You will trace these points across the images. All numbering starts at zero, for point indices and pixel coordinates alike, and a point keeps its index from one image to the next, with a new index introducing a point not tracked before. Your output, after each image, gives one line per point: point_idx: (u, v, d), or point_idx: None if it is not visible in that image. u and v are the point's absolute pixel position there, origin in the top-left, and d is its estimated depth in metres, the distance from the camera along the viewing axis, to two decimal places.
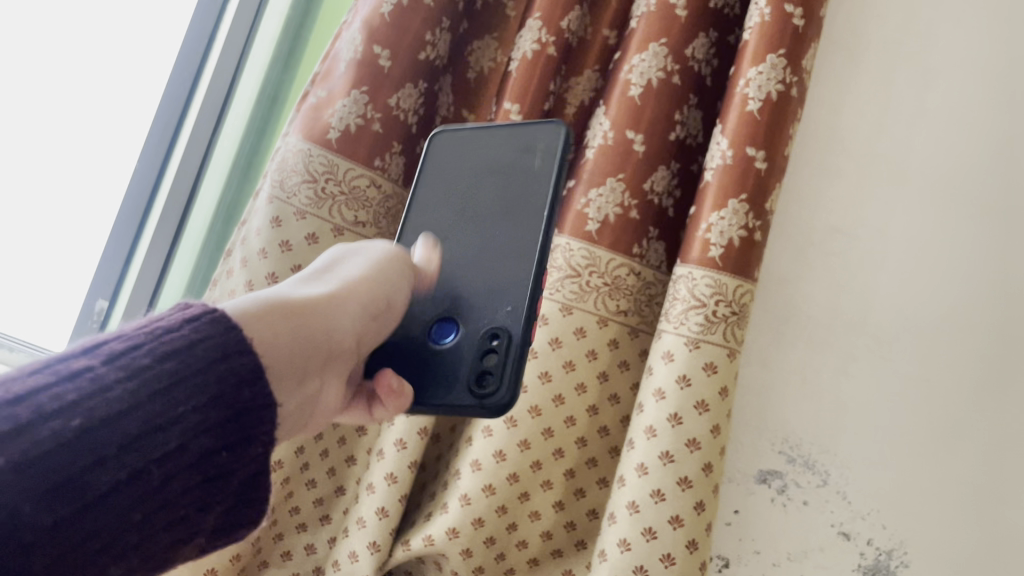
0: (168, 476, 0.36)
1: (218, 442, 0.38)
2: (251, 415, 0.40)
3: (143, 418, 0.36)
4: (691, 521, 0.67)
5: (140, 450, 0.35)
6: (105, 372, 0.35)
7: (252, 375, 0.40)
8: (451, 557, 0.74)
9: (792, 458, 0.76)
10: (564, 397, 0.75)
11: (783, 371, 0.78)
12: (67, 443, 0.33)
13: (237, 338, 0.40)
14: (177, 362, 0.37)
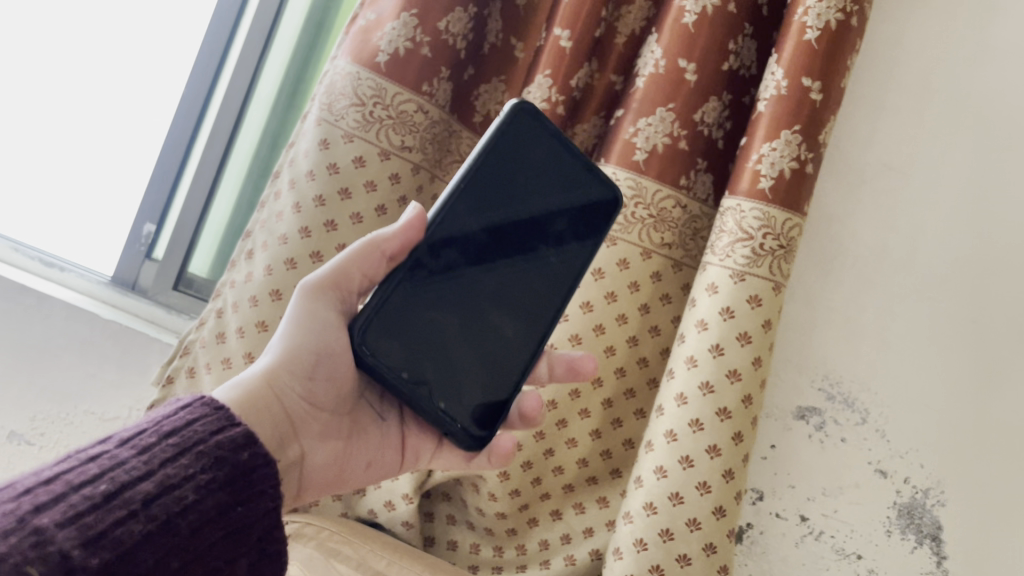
0: (194, 526, 0.39)
1: (232, 498, 0.41)
2: (254, 473, 0.43)
3: (159, 480, 0.39)
4: (729, 451, 0.68)
5: (161, 504, 0.38)
6: (119, 452, 0.39)
7: (246, 440, 0.43)
8: (488, 479, 0.76)
9: (832, 395, 0.77)
10: (605, 326, 0.75)
11: (827, 309, 0.78)
12: (100, 505, 0.36)
13: (228, 415, 0.44)
14: (179, 436, 0.41)
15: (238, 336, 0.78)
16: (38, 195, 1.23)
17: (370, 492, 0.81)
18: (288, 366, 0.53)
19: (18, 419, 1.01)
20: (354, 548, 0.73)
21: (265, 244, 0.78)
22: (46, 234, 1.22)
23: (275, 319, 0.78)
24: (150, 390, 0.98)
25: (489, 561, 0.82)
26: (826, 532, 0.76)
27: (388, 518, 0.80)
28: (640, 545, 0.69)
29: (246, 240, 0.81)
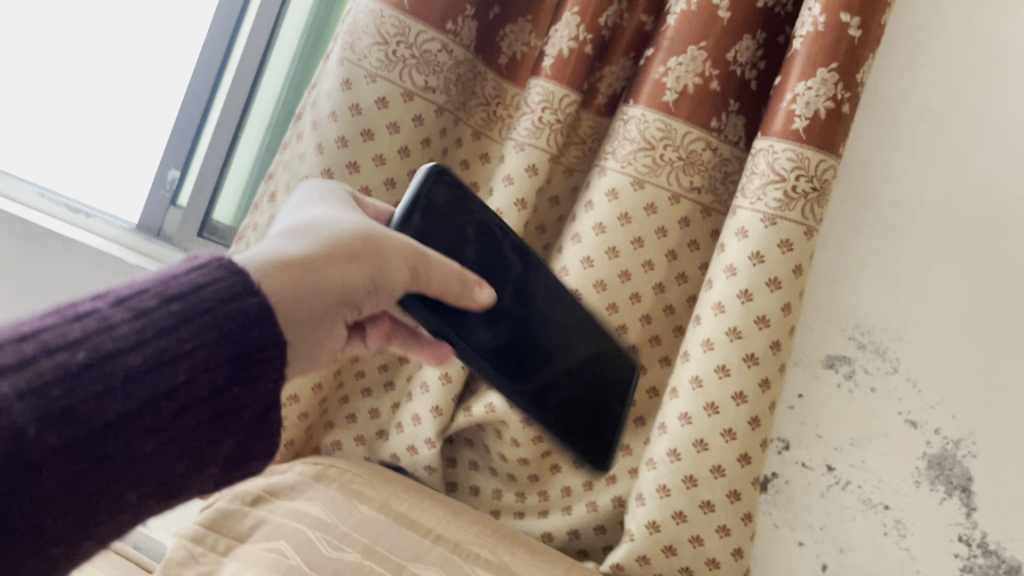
0: (181, 406, 0.36)
1: (230, 379, 0.38)
2: (258, 354, 0.39)
3: (151, 353, 0.34)
4: (755, 397, 0.67)
5: (148, 382, 0.34)
6: (112, 312, 0.34)
7: (257, 315, 0.38)
8: (511, 424, 0.75)
9: (862, 344, 0.75)
10: (631, 273, 0.74)
11: (859, 256, 0.76)
12: (73, 375, 0.32)
13: (242, 282, 0.39)
14: (184, 302, 0.36)
15: None
16: (63, 142, 1.23)
17: (393, 436, 0.81)
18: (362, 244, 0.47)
19: None
20: (376, 490, 0.73)
21: (287, 185, 0.78)
22: (73, 181, 1.23)
23: None
24: None
25: (511, 506, 0.82)
26: (853, 482, 0.75)
27: (410, 461, 0.80)
28: (663, 491, 0.68)
29: (269, 182, 0.80)
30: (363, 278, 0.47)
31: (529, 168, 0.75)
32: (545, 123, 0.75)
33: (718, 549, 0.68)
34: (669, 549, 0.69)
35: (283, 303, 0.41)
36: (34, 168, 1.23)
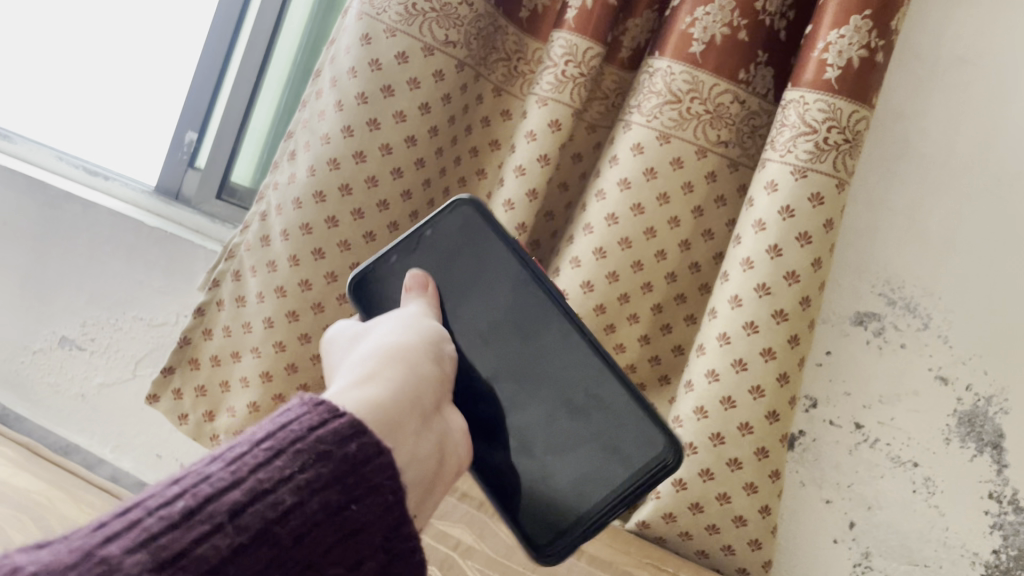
0: (297, 532, 0.34)
1: (343, 496, 0.35)
2: (365, 464, 0.37)
3: (249, 487, 0.34)
4: (784, 354, 0.66)
5: (254, 512, 0.33)
6: (210, 466, 0.34)
7: (351, 431, 0.37)
8: None
9: (892, 300, 0.74)
10: (657, 230, 0.73)
11: (888, 211, 0.74)
12: (178, 523, 0.32)
13: (328, 407, 0.38)
14: (271, 439, 0.36)
15: (282, 239, 0.77)
16: (81, 104, 1.23)
17: None
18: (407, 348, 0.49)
19: (70, 324, 1.03)
20: None
21: (307, 144, 0.77)
22: (89, 142, 1.22)
23: (319, 221, 0.76)
24: (195, 294, 0.98)
25: None
26: (881, 440, 0.74)
27: None
28: (690, 449, 0.68)
29: (288, 141, 0.79)
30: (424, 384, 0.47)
31: (552, 124, 0.74)
32: (568, 77, 0.73)
33: (746, 507, 0.68)
34: (696, 507, 0.68)
35: (385, 406, 0.42)
36: (51, 131, 1.23)
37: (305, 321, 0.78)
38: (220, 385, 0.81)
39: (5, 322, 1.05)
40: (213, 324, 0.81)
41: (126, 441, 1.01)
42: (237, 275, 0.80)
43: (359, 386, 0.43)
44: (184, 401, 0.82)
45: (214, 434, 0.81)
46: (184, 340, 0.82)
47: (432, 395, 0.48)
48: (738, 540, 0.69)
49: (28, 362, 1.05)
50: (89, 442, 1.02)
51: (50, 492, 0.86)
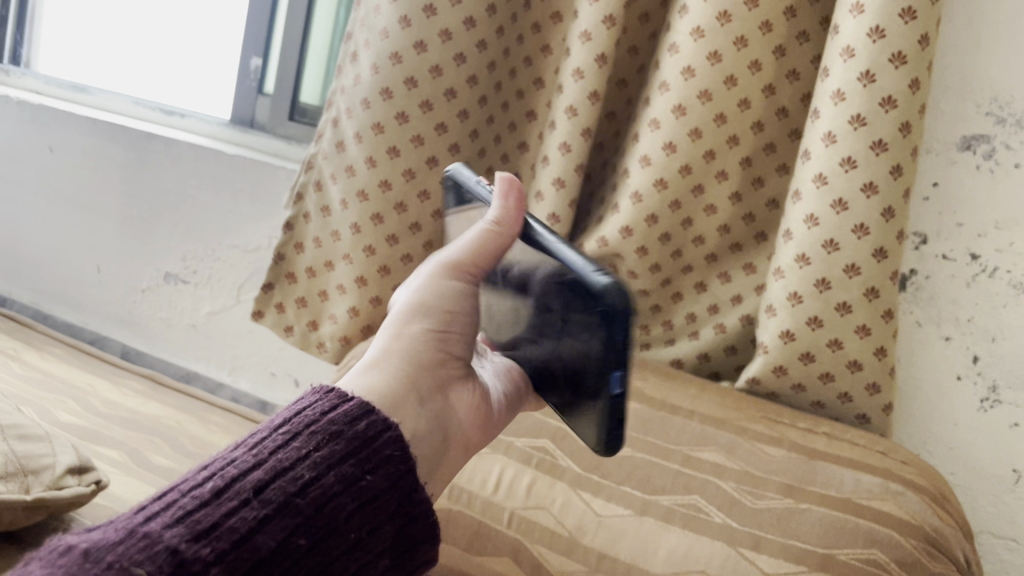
0: (318, 503, 0.33)
1: (358, 468, 0.35)
2: (377, 438, 0.36)
3: (270, 466, 0.34)
4: (888, 188, 0.62)
5: (276, 488, 0.33)
6: (229, 452, 0.35)
7: (361, 411, 0.37)
8: (626, 256, 0.74)
9: (1002, 119, 0.68)
10: (737, 77, 0.69)
11: (991, 22, 0.68)
12: (209, 500, 0.32)
13: (340, 393, 0.38)
14: (284, 426, 0.36)
15: (357, 143, 0.76)
16: (145, 48, 1.25)
17: None
18: (423, 313, 0.45)
19: (171, 261, 1.06)
20: None
21: (367, 42, 0.75)
22: (161, 85, 1.24)
23: (390, 119, 0.75)
24: (280, 212, 0.98)
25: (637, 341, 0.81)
26: (1001, 268, 0.70)
27: None
28: (795, 299, 0.66)
29: (347, 44, 0.78)
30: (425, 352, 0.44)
31: None
32: None
33: (860, 352, 0.66)
34: (807, 357, 0.67)
35: (382, 391, 0.41)
36: (123, 80, 1.26)
37: (390, 222, 0.78)
38: (319, 295, 0.83)
39: (112, 265, 1.10)
40: (303, 237, 0.82)
41: (240, 364, 1.04)
42: (319, 186, 0.80)
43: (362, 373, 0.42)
44: (287, 315, 0.84)
45: (320, 342, 0.84)
46: (278, 255, 0.83)
47: (435, 356, 0.45)
48: (854, 385, 0.67)
49: (138, 300, 1.10)
50: (207, 368, 1.07)
51: (178, 415, 0.91)
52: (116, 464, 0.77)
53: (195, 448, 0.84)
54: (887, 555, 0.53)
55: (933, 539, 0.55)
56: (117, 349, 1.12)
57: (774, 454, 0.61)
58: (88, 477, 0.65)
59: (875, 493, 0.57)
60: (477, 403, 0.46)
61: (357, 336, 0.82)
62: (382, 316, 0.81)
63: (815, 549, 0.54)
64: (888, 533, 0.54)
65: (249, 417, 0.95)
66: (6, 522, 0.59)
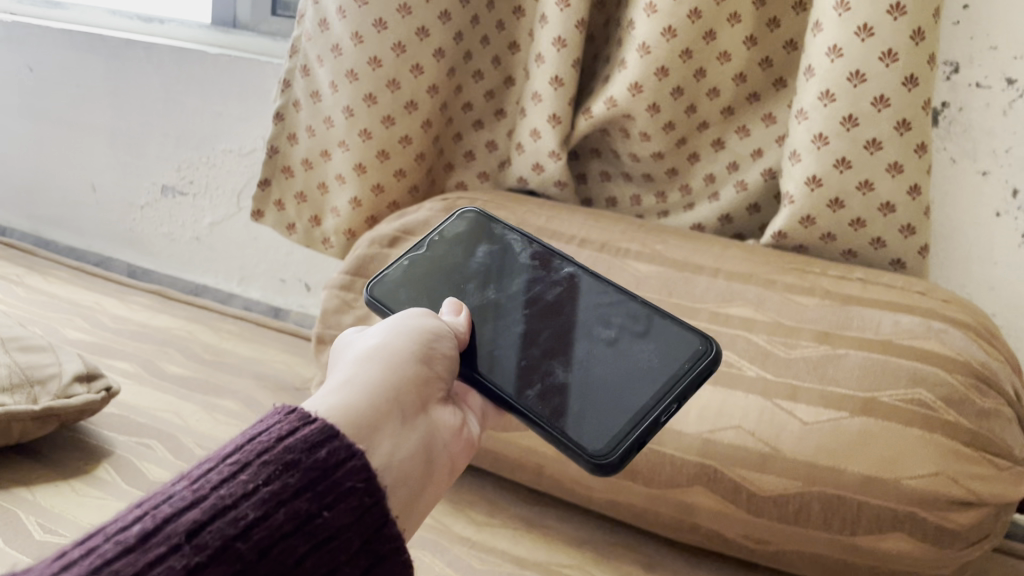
0: (261, 548, 0.29)
1: (314, 504, 0.31)
2: (337, 470, 0.32)
3: (209, 505, 0.29)
4: (916, 7, 0.57)
5: (213, 530, 0.28)
6: (172, 485, 0.30)
7: (324, 436, 0.33)
8: (637, 117, 0.70)
9: None
10: None
11: None
12: (133, 548, 0.27)
13: (302, 413, 0.34)
14: (234, 455, 0.31)
15: (340, 19, 0.71)
16: None
17: (516, 159, 0.77)
18: (397, 342, 0.41)
19: (166, 172, 1.03)
20: (510, 211, 0.70)
21: None
22: None
23: None
24: (270, 108, 0.93)
25: (654, 208, 0.77)
26: None
27: (540, 181, 0.76)
28: (820, 141, 0.61)
29: None
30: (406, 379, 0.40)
31: None
32: None
33: (892, 192, 0.62)
34: (836, 203, 0.63)
35: (356, 416, 0.37)
36: None
37: (384, 103, 0.73)
38: (319, 188, 0.79)
39: (107, 184, 1.07)
40: (296, 127, 0.78)
41: (249, 273, 1.02)
42: (305, 70, 0.76)
43: (329, 392, 0.38)
44: (288, 211, 0.81)
45: (326, 238, 0.81)
46: (271, 150, 0.80)
47: (415, 386, 0.41)
48: (887, 229, 0.63)
49: (139, 217, 1.07)
50: (217, 280, 1.04)
51: (190, 325, 0.89)
52: (130, 376, 0.75)
53: (210, 355, 0.82)
54: (934, 393, 0.50)
55: (982, 376, 0.52)
56: (124, 269, 1.09)
57: (808, 303, 0.58)
58: (98, 384, 0.62)
59: (917, 333, 0.54)
60: (456, 432, 0.43)
61: (363, 228, 0.79)
62: (385, 204, 0.78)
63: (855, 393, 0.52)
64: (933, 372, 0.51)
65: (262, 322, 0.92)
66: (18, 434, 0.58)
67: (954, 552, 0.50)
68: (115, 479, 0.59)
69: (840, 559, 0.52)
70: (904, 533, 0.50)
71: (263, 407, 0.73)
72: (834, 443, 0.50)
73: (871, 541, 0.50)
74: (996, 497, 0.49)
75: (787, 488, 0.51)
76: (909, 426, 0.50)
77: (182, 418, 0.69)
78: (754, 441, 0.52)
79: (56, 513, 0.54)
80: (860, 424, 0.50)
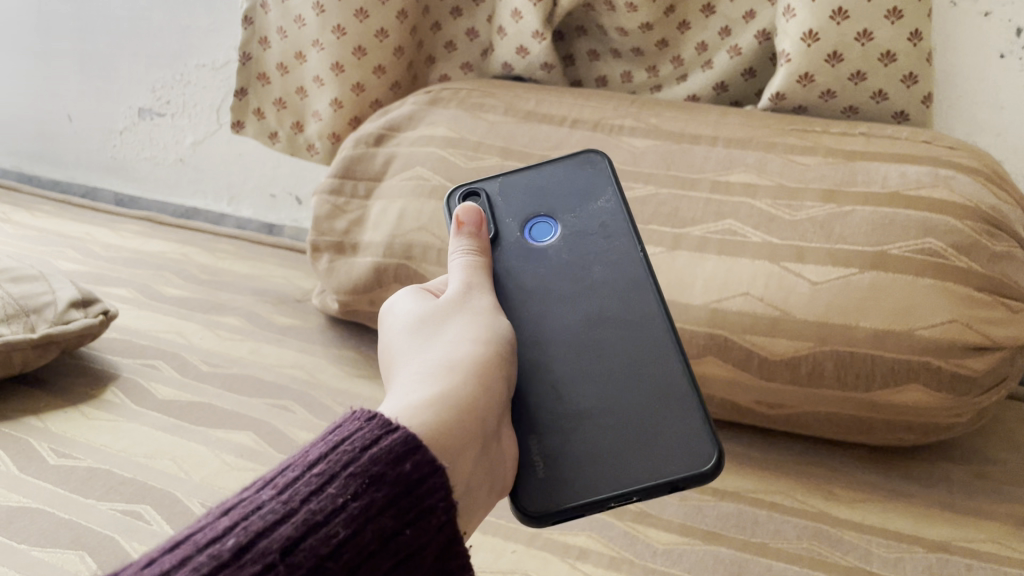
0: (353, 571, 0.24)
1: (401, 523, 0.26)
2: (425, 483, 0.27)
3: (299, 521, 0.24)
4: None
5: (307, 551, 0.24)
6: (255, 492, 0.26)
7: (408, 447, 0.27)
8: None
9: None
10: None
11: None
12: (227, 566, 0.23)
13: (384, 419, 0.28)
14: (321, 460, 0.26)
15: None
16: None
17: (498, 44, 0.74)
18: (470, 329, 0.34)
19: (141, 95, 1.00)
20: (497, 98, 0.68)
21: None
22: None
23: None
24: (238, 15, 0.89)
25: (646, 84, 0.75)
26: None
27: (525, 65, 0.73)
28: None
29: None
30: (483, 393, 0.32)
31: None
32: None
33: (892, 41, 0.59)
34: (835, 57, 0.60)
35: (441, 425, 0.30)
36: None
37: None
38: (297, 93, 0.77)
39: (84, 111, 1.04)
40: (267, 31, 0.75)
41: (239, 191, 0.99)
42: None
43: (407, 402, 0.30)
44: (268, 120, 0.79)
45: (310, 144, 0.78)
46: (246, 56, 0.77)
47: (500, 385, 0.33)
48: (889, 80, 0.60)
49: (119, 144, 1.04)
50: (205, 202, 1.01)
51: (184, 248, 0.88)
52: (128, 302, 0.75)
53: (206, 275, 0.81)
54: (944, 242, 0.49)
55: (994, 220, 0.50)
56: (112, 199, 1.04)
57: (810, 163, 0.56)
58: (95, 308, 0.61)
59: (925, 182, 0.52)
60: None
61: (347, 130, 0.76)
62: (368, 104, 0.75)
63: (862, 248, 0.50)
64: (943, 220, 0.50)
65: (255, 239, 0.90)
66: (19, 363, 0.57)
67: (972, 398, 0.50)
68: (125, 401, 0.59)
69: (858, 417, 0.52)
70: (921, 384, 0.49)
71: (266, 319, 0.73)
72: (844, 301, 0.50)
73: (887, 395, 0.50)
74: (1011, 340, 0.49)
75: (799, 349, 0.51)
76: (920, 276, 0.49)
77: (185, 337, 0.69)
78: (764, 306, 0.51)
79: (68, 437, 0.54)
80: (870, 279, 0.50)
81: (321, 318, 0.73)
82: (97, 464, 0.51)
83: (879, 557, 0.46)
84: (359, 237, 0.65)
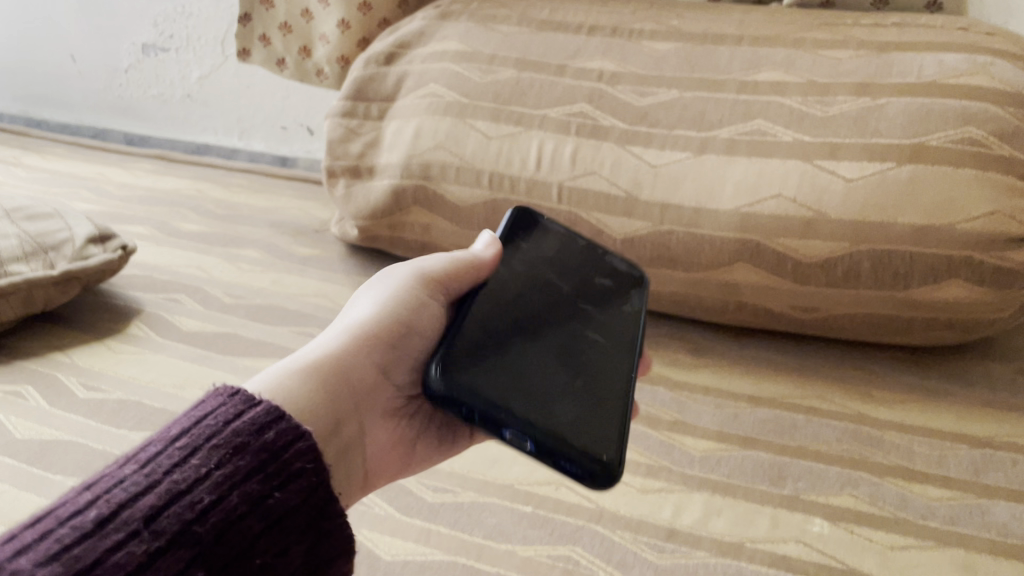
0: (219, 528, 0.25)
1: (265, 485, 0.27)
2: (286, 452, 0.28)
3: (165, 489, 0.25)
4: None
5: (172, 513, 0.24)
6: (118, 469, 0.26)
7: (270, 418, 0.28)
8: None
9: None
10: None
11: None
12: (93, 532, 0.23)
13: (247, 395, 0.29)
14: (185, 438, 0.27)
15: None
16: None
17: None
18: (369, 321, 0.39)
19: (143, 30, 0.97)
20: (510, 9, 0.65)
21: None
22: None
23: None
24: None
25: None
26: None
27: None
28: None
29: None
30: (354, 362, 0.37)
31: None
32: None
33: None
34: None
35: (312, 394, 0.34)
36: None
37: None
38: (303, 16, 0.74)
39: (87, 50, 1.02)
40: None
41: (249, 124, 0.98)
42: None
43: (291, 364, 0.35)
44: (275, 47, 0.77)
45: (319, 69, 0.77)
46: None
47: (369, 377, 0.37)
48: None
49: (125, 82, 1.02)
50: (217, 138, 1.01)
51: (199, 185, 0.86)
52: (146, 238, 0.74)
53: (222, 210, 0.80)
54: (985, 130, 0.47)
55: None
56: (121, 139, 1.04)
57: (842, 57, 0.54)
58: (113, 244, 0.61)
59: (963, 70, 0.50)
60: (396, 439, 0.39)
61: (356, 52, 0.74)
62: (376, 23, 0.72)
63: (899, 142, 0.48)
64: (983, 107, 0.48)
65: (270, 172, 0.89)
66: (42, 301, 0.57)
67: (1014, 291, 0.48)
68: (150, 334, 0.58)
69: (895, 317, 0.51)
70: (961, 279, 0.48)
71: (286, 251, 0.72)
72: (881, 196, 0.48)
73: (926, 293, 0.49)
74: None
75: (833, 249, 0.49)
76: (960, 167, 0.47)
77: (206, 272, 0.68)
78: (797, 208, 0.50)
79: (96, 371, 0.54)
80: (908, 173, 0.48)
81: (341, 246, 0.72)
82: (127, 396, 0.51)
83: (922, 455, 0.45)
84: (375, 159, 0.63)
